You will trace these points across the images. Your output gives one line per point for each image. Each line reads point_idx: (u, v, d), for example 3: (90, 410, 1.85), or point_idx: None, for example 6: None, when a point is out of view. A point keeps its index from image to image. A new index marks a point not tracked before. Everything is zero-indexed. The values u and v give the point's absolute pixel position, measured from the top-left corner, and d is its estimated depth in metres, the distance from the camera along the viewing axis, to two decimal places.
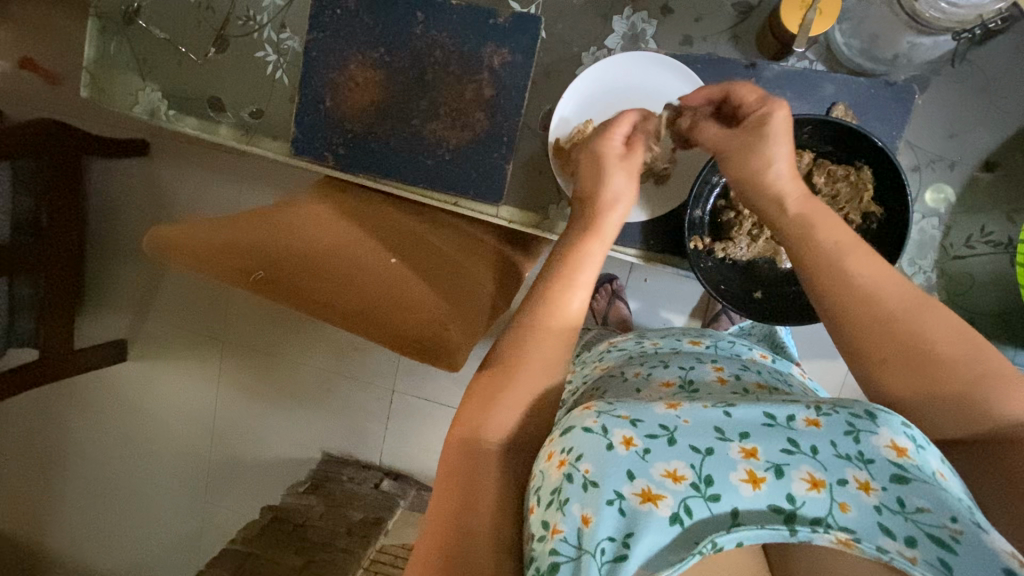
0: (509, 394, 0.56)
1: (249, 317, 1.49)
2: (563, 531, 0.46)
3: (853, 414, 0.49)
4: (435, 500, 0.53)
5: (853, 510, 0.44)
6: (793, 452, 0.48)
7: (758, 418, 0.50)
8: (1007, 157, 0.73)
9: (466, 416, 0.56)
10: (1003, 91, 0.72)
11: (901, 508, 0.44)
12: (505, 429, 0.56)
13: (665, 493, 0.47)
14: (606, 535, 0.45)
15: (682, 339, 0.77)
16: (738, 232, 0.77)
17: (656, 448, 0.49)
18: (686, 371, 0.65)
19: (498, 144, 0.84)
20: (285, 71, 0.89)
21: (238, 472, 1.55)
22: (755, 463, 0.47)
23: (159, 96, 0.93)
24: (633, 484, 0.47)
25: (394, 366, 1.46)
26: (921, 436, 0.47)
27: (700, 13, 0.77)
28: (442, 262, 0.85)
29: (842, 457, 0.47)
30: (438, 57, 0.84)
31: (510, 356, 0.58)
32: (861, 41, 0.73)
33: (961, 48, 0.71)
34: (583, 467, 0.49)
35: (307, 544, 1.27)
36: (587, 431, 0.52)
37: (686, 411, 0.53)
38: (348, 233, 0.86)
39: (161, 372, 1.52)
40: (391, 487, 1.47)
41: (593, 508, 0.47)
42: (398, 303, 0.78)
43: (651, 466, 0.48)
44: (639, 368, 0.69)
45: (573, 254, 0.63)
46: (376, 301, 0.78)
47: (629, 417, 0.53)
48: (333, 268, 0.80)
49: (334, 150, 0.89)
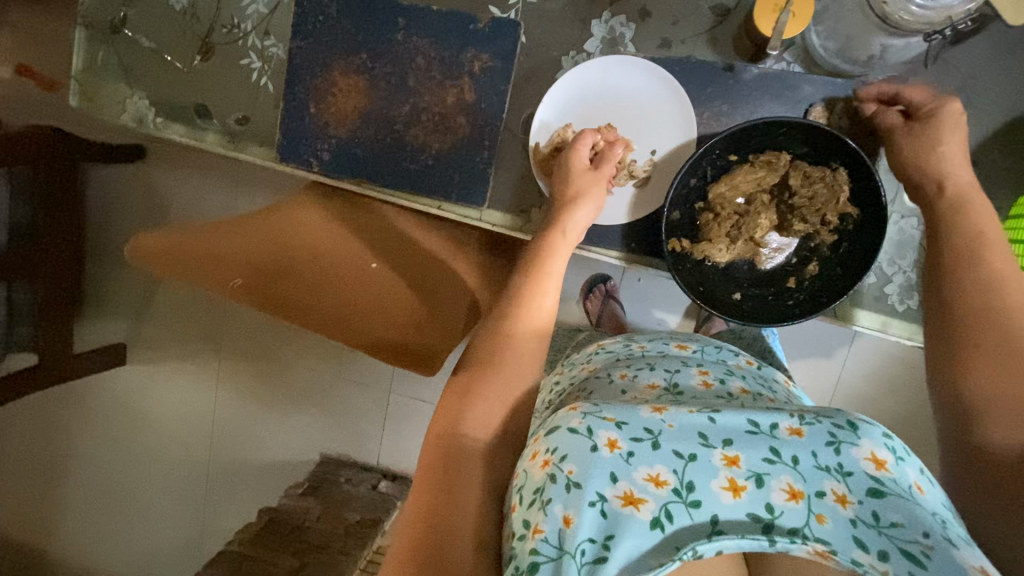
0: (482, 400, 0.57)
1: (244, 321, 1.50)
2: (544, 531, 0.46)
3: (836, 424, 0.49)
4: (411, 502, 0.53)
5: (830, 522, 0.45)
6: (775, 461, 0.48)
7: (743, 425, 0.50)
8: (984, 156, 0.74)
9: (442, 422, 0.57)
10: (979, 92, 0.72)
11: (877, 522, 0.44)
12: (482, 436, 0.55)
13: (647, 497, 0.47)
14: (586, 537, 0.45)
15: (669, 343, 0.77)
16: (718, 233, 0.77)
17: (640, 451, 0.50)
18: (672, 375, 0.66)
19: (480, 148, 0.85)
20: (270, 78, 0.90)
21: (236, 474, 1.57)
22: (736, 471, 0.48)
23: (147, 104, 0.94)
24: (616, 487, 0.48)
25: (389, 369, 1.47)
26: (903, 447, 0.48)
27: (677, 16, 0.78)
28: (426, 268, 0.92)
29: (821, 468, 0.47)
30: (420, 62, 0.84)
31: (486, 358, 0.60)
32: (837, 42, 0.73)
33: (933, 50, 0.72)
34: (567, 467, 0.49)
35: (306, 546, 1.28)
36: (572, 431, 0.52)
37: (671, 415, 0.52)
38: (341, 238, 0.93)
39: (159, 376, 1.55)
40: (388, 488, 1.49)
41: (575, 509, 0.47)
42: (376, 309, 0.89)
43: (634, 469, 0.49)
44: (625, 370, 0.69)
45: (545, 249, 0.70)
46: (356, 307, 0.89)
47: (615, 419, 0.52)
48: (315, 273, 0.90)
49: (318, 155, 0.89)
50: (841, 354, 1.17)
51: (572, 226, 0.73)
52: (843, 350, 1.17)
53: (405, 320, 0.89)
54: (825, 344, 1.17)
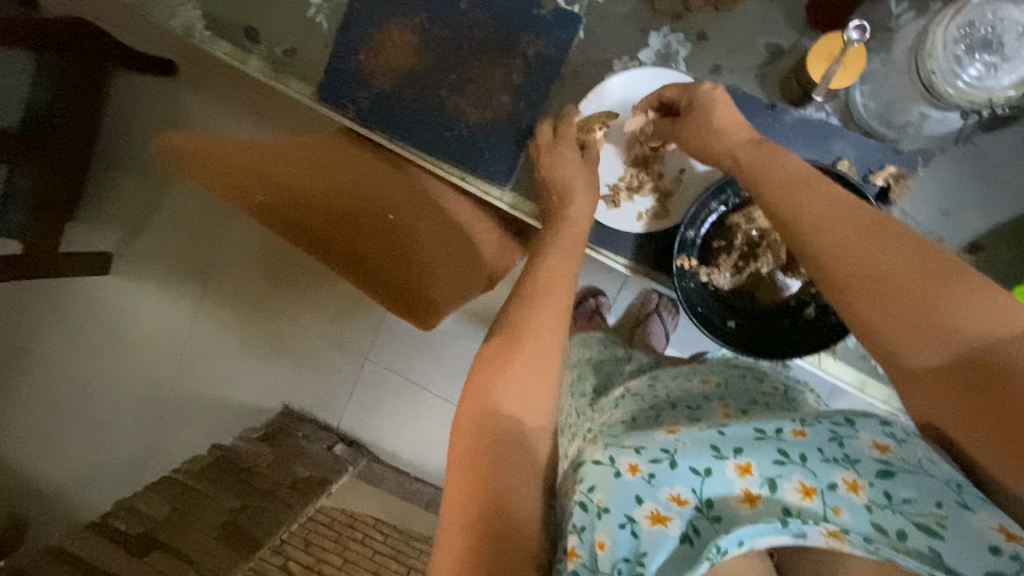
0: (512, 372, 0.56)
1: (235, 257, 1.49)
2: (580, 556, 0.46)
3: (834, 421, 0.48)
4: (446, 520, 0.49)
5: (846, 513, 0.44)
6: (785, 463, 0.46)
7: (750, 433, 0.49)
8: (990, 244, 0.78)
9: (472, 407, 0.55)
10: (1000, 180, 0.76)
11: (889, 501, 0.43)
12: (496, 400, 0.54)
13: (673, 515, 0.47)
14: (622, 556, 0.45)
15: (693, 379, 0.73)
16: (725, 260, 0.79)
17: (662, 472, 0.48)
18: (694, 411, 0.64)
19: (515, 130, 0.86)
20: (326, 17, 0.90)
21: (194, 407, 1.53)
22: (751, 479, 0.46)
23: (198, 15, 0.94)
24: (642, 507, 0.47)
25: (373, 334, 1.48)
26: (903, 429, 0.46)
27: (733, 46, 0.80)
28: (450, 227, 0.87)
29: (829, 461, 0.45)
30: (476, 34, 0.85)
31: (517, 318, 0.61)
32: (878, 103, 0.75)
33: (967, 129, 0.75)
34: (596, 497, 0.48)
35: (249, 489, 1.31)
36: (596, 462, 0.50)
37: (684, 434, 0.51)
38: (376, 178, 0.88)
39: (140, 294, 1.53)
40: (343, 452, 1.49)
41: (608, 532, 0.46)
42: (397, 253, 0.85)
43: (658, 490, 0.47)
44: (648, 411, 0.67)
45: (556, 245, 0.70)
46: (376, 248, 0.85)
47: (633, 445, 0.51)
48: (330, 206, 0.83)
49: (356, 103, 0.89)
50: None
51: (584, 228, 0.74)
52: None
53: (420, 269, 0.86)
54: None
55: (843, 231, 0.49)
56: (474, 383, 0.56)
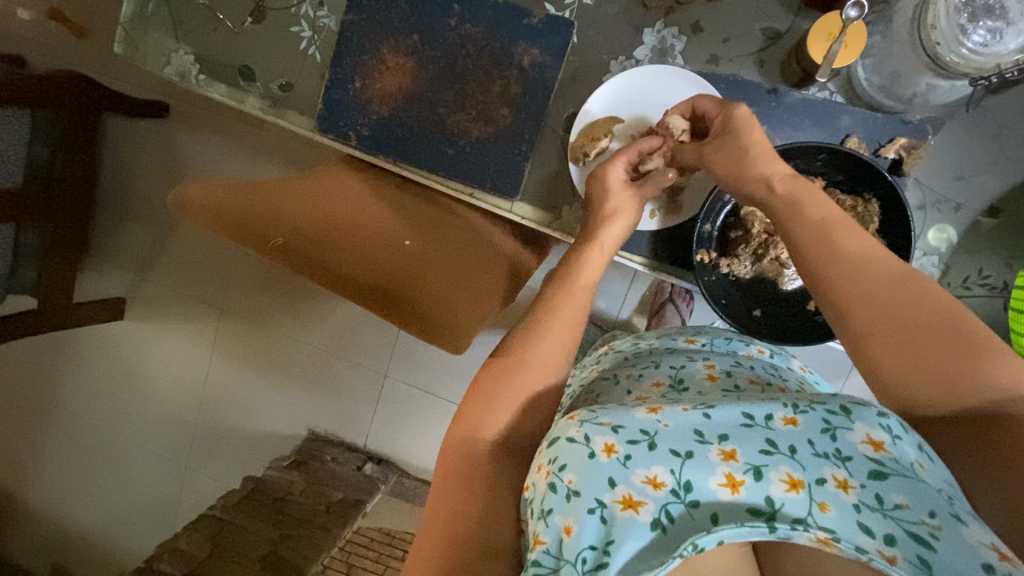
0: (509, 397, 0.59)
1: (244, 288, 1.48)
2: (545, 542, 0.47)
3: (829, 410, 0.49)
4: (430, 509, 0.55)
5: (833, 510, 0.44)
6: (771, 453, 0.47)
7: (737, 419, 0.50)
8: (1009, 206, 0.77)
9: (466, 420, 0.58)
10: (1010, 141, 0.76)
11: (880, 504, 0.44)
12: (499, 432, 0.58)
13: (646, 499, 0.47)
14: (587, 544, 0.46)
15: (678, 338, 0.79)
16: (744, 250, 0.80)
17: (637, 453, 0.49)
18: (677, 370, 0.67)
19: (520, 141, 0.86)
20: (319, 48, 0.91)
21: (220, 440, 1.54)
22: (733, 466, 0.47)
23: (192, 59, 0.94)
24: (614, 492, 0.47)
25: (389, 352, 1.47)
26: (899, 422, 0.46)
27: (728, 34, 0.80)
28: (465, 240, 0.89)
29: (820, 456, 0.47)
30: (470, 49, 0.85)
31: (520, 344, 0.62)
32: (882, 77, 0.75)
33: (976, 95, 0.75)
34: (567, 477, 0.49)
35: (285, 518, 1.29)
36: (571, 441, 0.52)
37: (667, 414, 0.52)
38: (378, 210, 0.87)
39: (156, 338, 1.52)
40: (374, 471, 1.48)
41: (575, 517, 0.47)
42: (417, 275, 0.83)
43: (632, 472, 0.48)
44: (631, 369, 0.72)
45: (577, 262, 0.69)
46: (394, 271, 0.83)
47: (610, 424, 0.52)
48: (347, 242, 0.83)
49: (358, 130, 0.89)
50: (839, 386, 1.18)
51: (609, 238, 0.72)
52: (837, 382, 1.19)
53: (442, 292, 0.83)
54: (823, 374, 1.18)
55: (877, 282, 0.51)
56: (475, 393, 0.60)
